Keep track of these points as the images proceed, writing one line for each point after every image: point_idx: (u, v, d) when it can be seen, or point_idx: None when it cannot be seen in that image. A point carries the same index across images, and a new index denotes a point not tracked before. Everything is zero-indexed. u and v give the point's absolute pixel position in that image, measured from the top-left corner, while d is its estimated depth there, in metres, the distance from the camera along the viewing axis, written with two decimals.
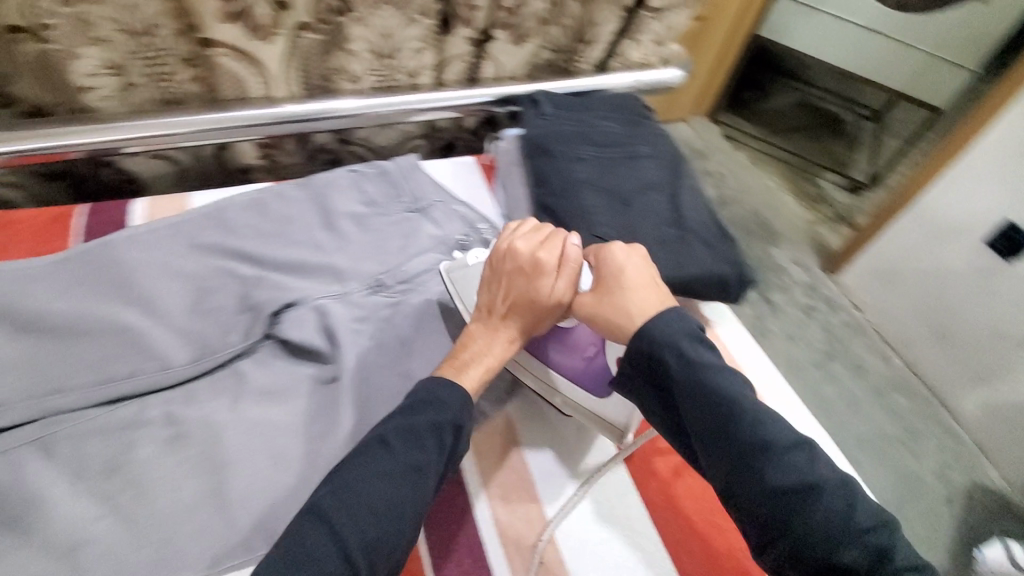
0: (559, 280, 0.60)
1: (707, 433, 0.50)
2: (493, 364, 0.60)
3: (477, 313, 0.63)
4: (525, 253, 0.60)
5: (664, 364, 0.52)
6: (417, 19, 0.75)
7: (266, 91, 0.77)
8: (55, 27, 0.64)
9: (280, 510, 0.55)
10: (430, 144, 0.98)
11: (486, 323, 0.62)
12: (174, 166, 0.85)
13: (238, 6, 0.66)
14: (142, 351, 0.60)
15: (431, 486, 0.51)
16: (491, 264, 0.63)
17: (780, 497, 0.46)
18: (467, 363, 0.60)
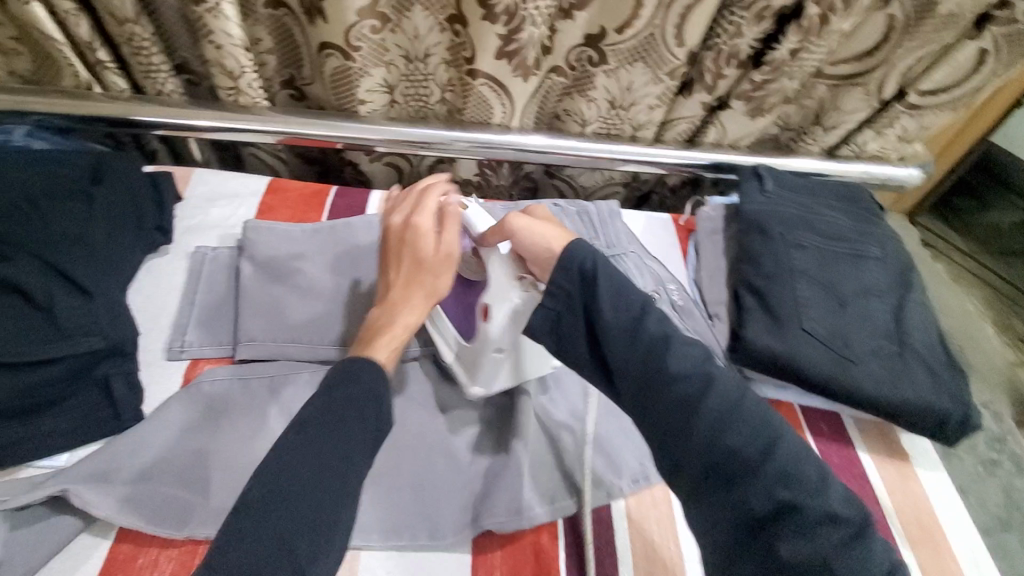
0: (433, 254, 0.58)
1: (629, 363, 0.47)
2: (391, 336, 0.56)
3: (381, 302, 0.59)
4: (401, 220, 0.61)
5: (576, 276, 0.50)
6: (663, 79, 0.76)
7: (506, 120, 0.83)
8: (360, 48, 0.75)
9: (445, 510, 0.57)
10: (626, 192, 0.99)
11: (389, 305, 0.58)
12: (397, 170, 0.96)
13: (516, 45, 0.70)
14: (359, 325, 0.69)
15: (362, 465, 0.47)
16: (381, 250, 0.63)
17: (678, 395, 0.44)
18: (373, 338, 0.56)
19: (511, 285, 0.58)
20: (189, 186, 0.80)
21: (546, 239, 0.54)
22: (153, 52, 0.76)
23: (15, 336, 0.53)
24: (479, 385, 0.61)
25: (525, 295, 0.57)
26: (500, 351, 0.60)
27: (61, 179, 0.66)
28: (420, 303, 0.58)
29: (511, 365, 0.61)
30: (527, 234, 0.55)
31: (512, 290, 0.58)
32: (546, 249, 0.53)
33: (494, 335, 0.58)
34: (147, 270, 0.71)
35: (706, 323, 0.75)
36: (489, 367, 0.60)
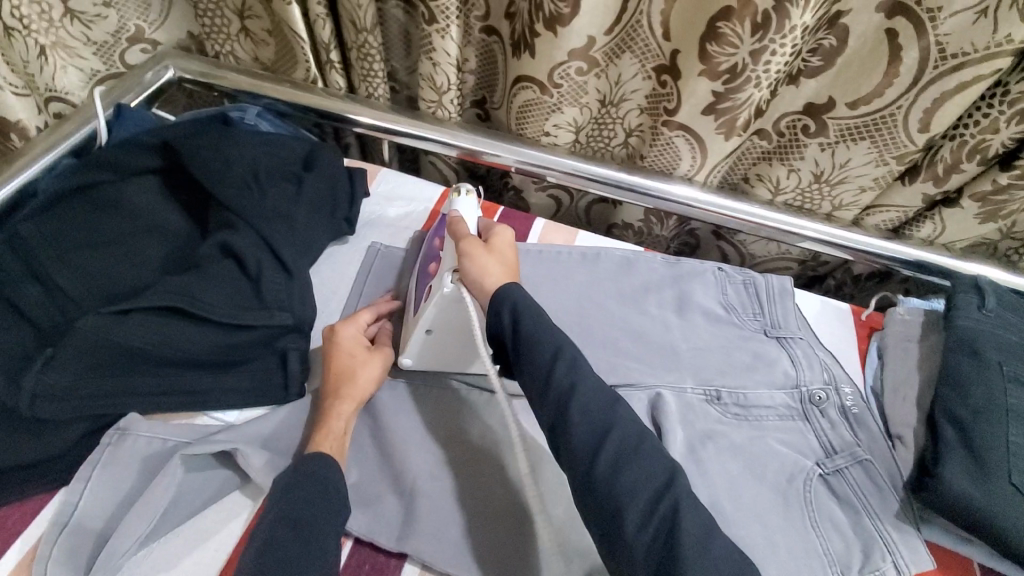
0: (376, 359, 0.64)
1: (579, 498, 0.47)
2: (337, 433, 0.58)
3: (339, 390, 0.60)
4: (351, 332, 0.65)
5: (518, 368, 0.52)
6: (889, 162, 0.70)
7: (690, 172, 0.80)
8: (560, 86, 0.76)
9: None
10: (799, 270, 0.93)
11: (342, 393, 0.60)
12: (557, 202, 0.96)
13: (729, 104, 0.68)
14: None
15: (317, 523, 0.49)
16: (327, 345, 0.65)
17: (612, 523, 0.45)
18: (319, 434, 0.57)
19: (443, 278, 0.59)
20: (374, 182, 0.84)
21: (489, 271, 0.56)
22: (375, 60, 0.82)
23: (229, 297, 0.59)
24: (410, 357, 0.64)
25: (453, 292, 0.58)
26: (429, 332, 0.61)
27: (281, 162, 0.73)
28: (343, 407, 0.59)
29: (436, 344, 0.62)
30: (472, 256, 0.57)
31: (445, 275, 0.58)
32: (483, 285, 0.55)
33: (425, 316, 0.60)
34: (328, 256, 0.76)
35: (886, 444, 0.65)
36: (416, 342, 0.62)
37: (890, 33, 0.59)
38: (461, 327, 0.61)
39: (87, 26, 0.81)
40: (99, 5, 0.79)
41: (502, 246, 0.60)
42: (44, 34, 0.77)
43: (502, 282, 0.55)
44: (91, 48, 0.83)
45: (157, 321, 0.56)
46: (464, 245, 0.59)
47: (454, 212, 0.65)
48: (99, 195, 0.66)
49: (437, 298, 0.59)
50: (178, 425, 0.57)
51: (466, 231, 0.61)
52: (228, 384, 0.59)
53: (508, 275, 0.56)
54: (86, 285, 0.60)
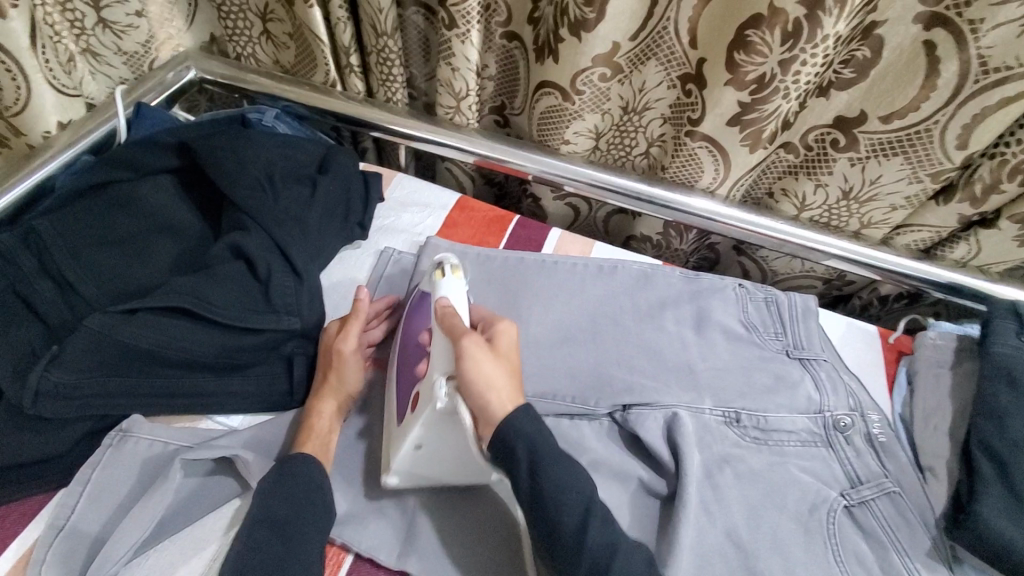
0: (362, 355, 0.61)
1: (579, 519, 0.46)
2: (326, 439, 0.56)
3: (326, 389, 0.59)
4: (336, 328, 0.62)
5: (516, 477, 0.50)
6: (922, 180, 0.67)
7: (712, 185, 0.78)
8: (583, 92, 0.74)
9: None
10: (822, 289, 0.90)
11: (329, 393, 0.58)
12: (574, 211, 0.94)
13: (756, 115, 0.66)
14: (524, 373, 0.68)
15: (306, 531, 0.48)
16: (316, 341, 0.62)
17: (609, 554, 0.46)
18: (302, 435, 0.56)
19: (433, 396, 0.51)
20: (389, 187, 0.83)
21: (489, 377, 0.51)
22: (394, 65, 0.82)
23: (238, 300, 0.58)
24: (393, 476, 0.55)
25: (449, 408, 0.51)
26: (418, 449, 0.53)
27: (296, 165, 0.72)
28: (327, 405, 0.58)
29: (426, 460, 0.54)
30: (466, 368, 0.50)
31: (438, 395, 0.51)
32: (489, 417, 0.50)
33: (414, 431, 0.52)
34: (340, 260, 0.75)
35: (915, 475, 0.62)
36: (400, 462, 0.54)
37: (928, 45, 0.57)
38: (459, 446, 0.53)
39: (119, 37, 0.80)
40: (130, 16, 0.78)
41: (501, 347, 0.54)
42: (73, 40, 0.76)
43: (506, 406, 0.50)
44: (121, 57, 0.83)
45: (163, 323, 0.55)
46: (463, 346, 0.51)
47: (443, 299, 0.57)
48: (113, 192, 0.66)
49: (429, 413, 0.51)
50: (181, 429, 0.56)
51: (460, 326, 0.54)
52: (233, 388, 0.58)
53: (512, 393, 0.51)
54: (95, 283, 0.59)
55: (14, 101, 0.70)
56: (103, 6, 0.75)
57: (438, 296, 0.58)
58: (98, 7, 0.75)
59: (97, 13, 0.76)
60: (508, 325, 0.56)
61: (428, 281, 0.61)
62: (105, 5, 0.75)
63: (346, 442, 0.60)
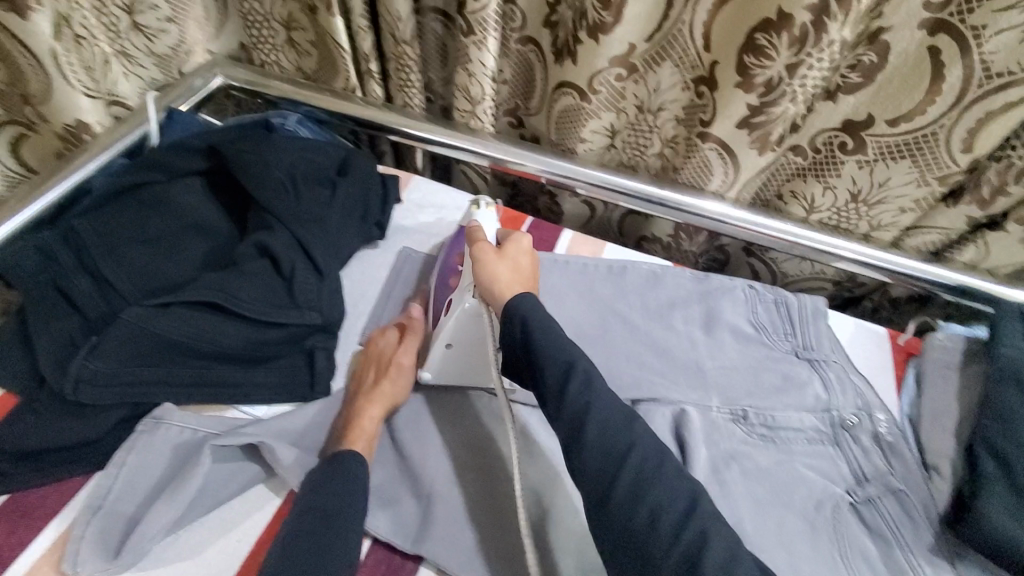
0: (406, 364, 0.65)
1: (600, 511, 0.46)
2: (370, 435, 0.59)
3: (378, 392, 0.62)
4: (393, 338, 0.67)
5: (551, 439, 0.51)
6: (930, 183, 0.68)
7: (721, 188, 0.79)
8: (600, 92, 0.76)
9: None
10: (832, 292, 0.91)
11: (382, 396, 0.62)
12: (587, 212, 0.96)
13: (765, 118, 0.67)
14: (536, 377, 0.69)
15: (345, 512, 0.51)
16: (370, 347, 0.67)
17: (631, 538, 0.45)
18: (351, 434, 0.58)
19: (465, 292, 0.60)
20: (406, 190, 0.86)
21: (500, 274, 0.58)
22: (412, 71, 0.85)
23: (262, 295, 0.61)
24: (429, 371, 0.64)
25: (473, 305, 0.60)
26: (449, 347, 0.62)
27: (319, 167, 0.75)
28: (377, 407, 0.61)
29: (455, 357, 0.63)
30: (484, 263, 0.59)
31: (467, 293, 0.60)
32: (501, 291, 0.56)
33: (444, 331, 0.62)
34: (359, 258, 0.78)
35: (922, 475, 0.62)
36: (435, 357, 0.63)
37: (933, 50, 0.58)
38: (479, 343, 0.62)
39: (150, 40, 0.84)
40: (162, 20, 0.83)
41: (521, 263, 0.60)
42: (109, 44, 0.80)
43: (514, 295, 0.56)
44: (151, 59, 0.87)
45: (193, 316, 0.58)
46: (480, 253, 0.60)
47: (473, 220, 0.68)
48: (147, 193, 0.70)
49: (458, 312, 0.60)
50: (209, 417, 0.59)
51: (482, 236, 0.63)
52: (257, 379, 0.61)
53: (517, 282, 0.58)
54: (131, 278, 0.63)
55: (41, 92, 0.76)
56: (136, 10, 0.80)
57: (479, 219, 0.69)
58: (133, 12, 0.80)
59: (131, 17, 0.80)
60: (519, 240, 0.62)
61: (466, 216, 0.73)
62: (138, 10, 0.80)
63: None
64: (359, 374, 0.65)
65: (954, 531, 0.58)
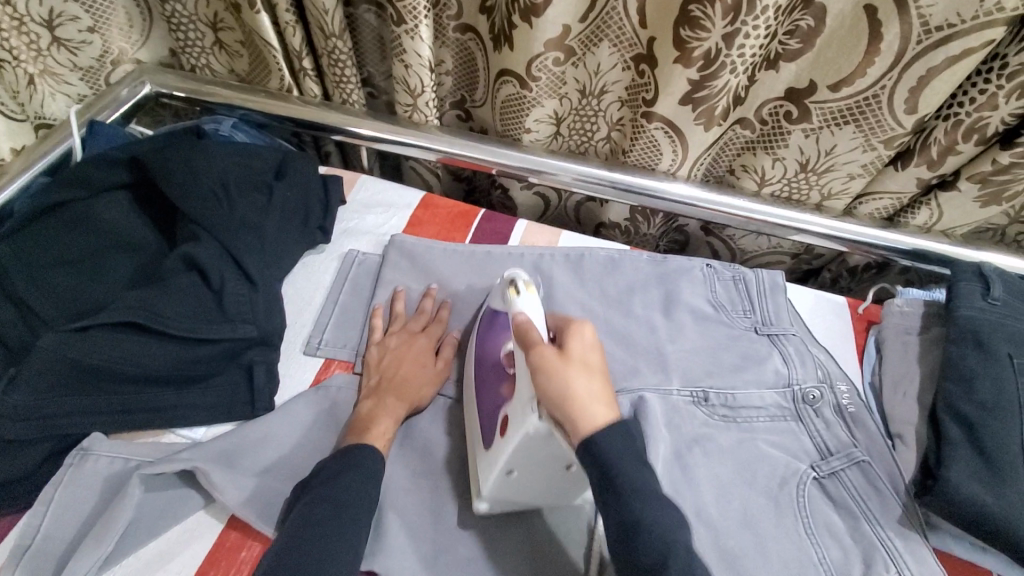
0: (425, 366, 0.64)
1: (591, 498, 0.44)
2: (384, 426, 0.58)
3: (400, 393, 0.61)
4: (423, 341, 0.66)
5: None
6: (877, 147, 0.67)
7: (673, 167, 0.78)
8: (538, 78, 0.73)
9: None
10: (792, 264, 0.90)
11: (401, 396, 0.61)
12: (543, 203, 0.94)
13: (707, 92, 0.66)
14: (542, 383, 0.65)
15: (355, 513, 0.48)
16: (392, 342, 0.65)
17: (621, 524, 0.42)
18: (367, 427, 0.57)
19: (529, 409, 0.50)
20: (352, 190, 0.83)
21: (574, 391, 0.46)
22: (346, 65, 0.81)
23: (192, 312, 0.58)
24: (484, 502, 0.55)
25: (543, 428, 0.49)
26: (509, 472, 0.52)
27: (252, 171, 0.72)
28: (396, 404, 0.60)
29: (516, 486, 0.53)
30: (551, 380, 0.47)
31: (532, 413, 0.49)
32: (580, 417, 0.45)
33: (504, 456, 0.51)
34: (303, 265, 0.74)
35: (885, 444, 0.61)
36: (488, 484, 0.53)
37: (869, 10, 0.56)
38: (549, 462, 0.52)
39: (72, 53, 0.81)
40: (83, 32, 0.79)
41: (588, 362, 0.49)
42: (32, 63, 0.78)
43: (595, 420, 0.45)
44: (77, 74, 0.84)
45: (121, 338, 0.55)
46: (534, 360, 0.49)
47: (518, 312, 0.55)
48: (67, 211, 0.65)
49: (523, 433, 0.49)
50: (144, 444, 0.56)
51: (536, 337, 0.51)
52: (193, 399, 0.58)
53: (601, 401, 0.46)
54: (54, 303, 0.59)
55: None
56: (56, 24, 0.77)
57: (517, 309, 0.56)
58: (52, 27, 0.77)
59: (51, 33, 0.77)
60: (587, 325, 0.51)
61: (502, 297, 0.60)
62: (58, 24, 0.77)
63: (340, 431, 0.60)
64: (375, 368, 0.63)
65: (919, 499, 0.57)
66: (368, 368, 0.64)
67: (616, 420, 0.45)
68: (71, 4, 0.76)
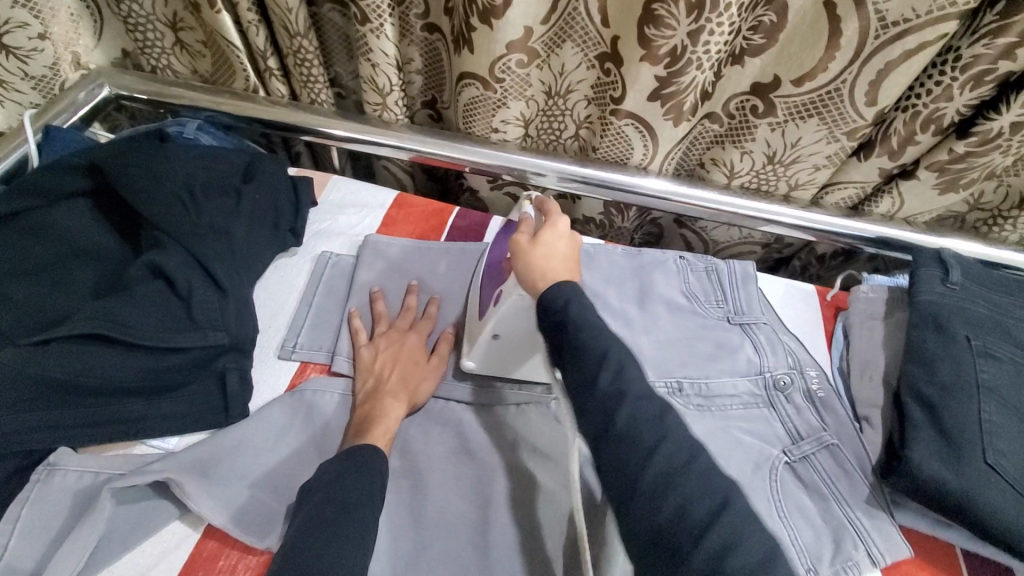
0: (420, 364, 0.65)
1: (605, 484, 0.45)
2: (386, 425, 0.58)
3: (399, 391, 0.61)
4: (415, 338, 0.67)
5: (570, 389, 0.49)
6: (840, 138, 0.68)
7: (644, 161, 0.78)
8: (503, 80, 0.73)
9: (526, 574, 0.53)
10: (763, 254, 0.91)
11: (401, 394, 0.61)
12: (516, 201, 0.93)
13: (674, 88, 0.66)
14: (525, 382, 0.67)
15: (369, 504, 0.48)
16: (383, 342, 0.65)
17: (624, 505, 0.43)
18: (371, 426, 0.57)
19: (514, 288, 0.59)
20: (324, 191, 0.82)
21: (542, 264, 0.56)
22: (313, 65, 0.80)
23: (158, 323, 0.57)
24: (472, 358, 0.65)
25: (524, 300, 0.58)
26: (495, 337, 0.62)
27: (218, 175, 0.70)
28: (397, 403, 0.60)
29: (499, 347, 0.63)
30: (520, 258, 0.58)
31: (512, 287, 0.59)
32: (541, 275, 0.55)
33: (490, 323, 0.61)
34: (275, 268, 0.73)
35: (853, 427, 0.64)
36: (479, 346, 0.63)
37: (827, 5, 0.58)
38: (526, 333, 0.62)
39: (23, 61, 0.78)
40: (33, 39, 0.76)
41: (556, 247, 0.58)
42: None
43: (555, 281, 0.54)
44: (29, 82, 0.81)
45: (86, 351, 0.54)
46: (516, 245, 0.59)
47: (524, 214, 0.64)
48: (27, 220, 0.63)
49: (514, 303, 0.58)
50: (114, 457, 0.54)
51: (526, 229, 0.61)
52: (164, 410, 0.57)
53: (567, 272, 0.55)
54: (10, 314, 0.56)
55: None
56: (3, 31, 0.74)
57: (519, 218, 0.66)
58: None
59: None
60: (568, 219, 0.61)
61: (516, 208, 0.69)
62: (5, 30, 0.73)
63: (326, 432, 0.60)
64: (372, 367, 0.63)
65: (885, 480, 0.59)
66: (360, 368, 0.64)
67: (576, 281, 0.54)
68: (19, 9, 0.72)
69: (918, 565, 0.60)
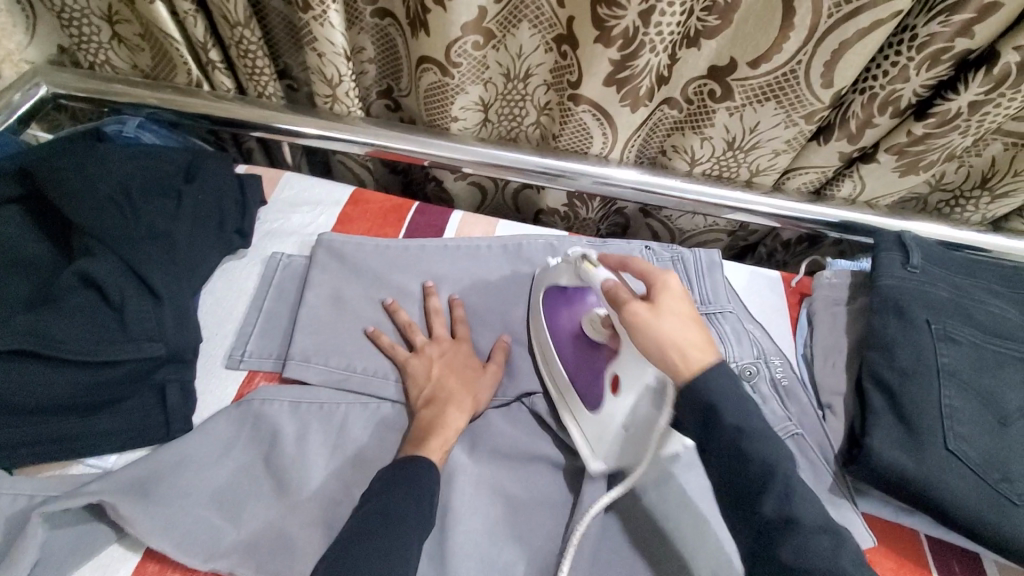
0: (471, 370, 0.63)
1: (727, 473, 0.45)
2: (445, 436, 0.57)
3: (459, 402, 0.60)
4: (457, 347, 0.65)
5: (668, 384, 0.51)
6: (800, 122, 0.67)
7: (605, 151, 0.76)
8: (460, 65, 0.70)
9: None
10: (729, 241, 0.91)
11: (459, 404, 0.60)
12: (479, 194, 0.91)
13: (630, 74, 0.64)
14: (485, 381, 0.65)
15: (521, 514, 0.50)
16: (431, 352, 0.64)
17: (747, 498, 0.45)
18: (429, 438, 0.56)
19: (647, 365, 0.53)
20: (275, 189, 0.78)
21: (665, 340, 0.48)
22: (258, 56, 0.76)
23: (87, 333, 0.54)
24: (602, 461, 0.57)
25: (640, 363, 0.53)
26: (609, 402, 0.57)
27: (157, 176, 0.67)
28: (456, 412, 0.59)
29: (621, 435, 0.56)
30: (649, 335, 0.49)
31: (647, 370, 0.53)
32: (683, 359, 0.48)
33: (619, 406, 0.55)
34: (222, 273, 0.70)
35: (815, 415, 0.64)
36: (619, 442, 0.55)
37: None
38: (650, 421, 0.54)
39: None
40: None
41: (678, 313, 0.50)
42: None
43: (669, 339, 0.48)
44: None
45: (9, 368, 0.51)
46: (629, 320, 0.50)
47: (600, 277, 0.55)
48: None
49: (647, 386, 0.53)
50: (48, 479, 0.52)
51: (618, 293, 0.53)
52: (104, 426, 0.55)
53: (705, 346, 0.48)
54: None
55: None
56: None
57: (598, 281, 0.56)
58: None
59: None
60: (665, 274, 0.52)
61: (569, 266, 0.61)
62: None
63: (275, 444, 0.57)
64: (425, 379, 0.62)
65: (846, 468, 0.58)
66: (412, 381, 0.62)
67: (689, 343, 0.48)
68: None
69: (879, 552, 0.59)
